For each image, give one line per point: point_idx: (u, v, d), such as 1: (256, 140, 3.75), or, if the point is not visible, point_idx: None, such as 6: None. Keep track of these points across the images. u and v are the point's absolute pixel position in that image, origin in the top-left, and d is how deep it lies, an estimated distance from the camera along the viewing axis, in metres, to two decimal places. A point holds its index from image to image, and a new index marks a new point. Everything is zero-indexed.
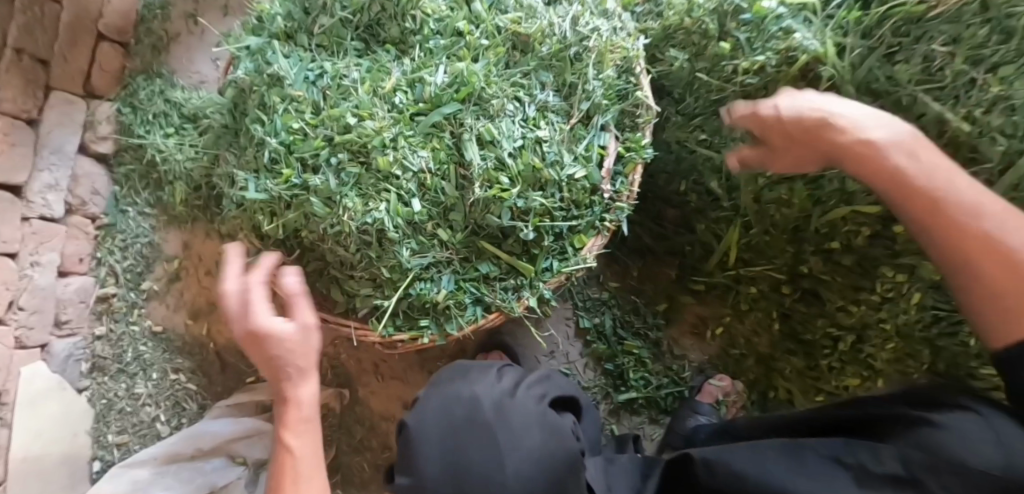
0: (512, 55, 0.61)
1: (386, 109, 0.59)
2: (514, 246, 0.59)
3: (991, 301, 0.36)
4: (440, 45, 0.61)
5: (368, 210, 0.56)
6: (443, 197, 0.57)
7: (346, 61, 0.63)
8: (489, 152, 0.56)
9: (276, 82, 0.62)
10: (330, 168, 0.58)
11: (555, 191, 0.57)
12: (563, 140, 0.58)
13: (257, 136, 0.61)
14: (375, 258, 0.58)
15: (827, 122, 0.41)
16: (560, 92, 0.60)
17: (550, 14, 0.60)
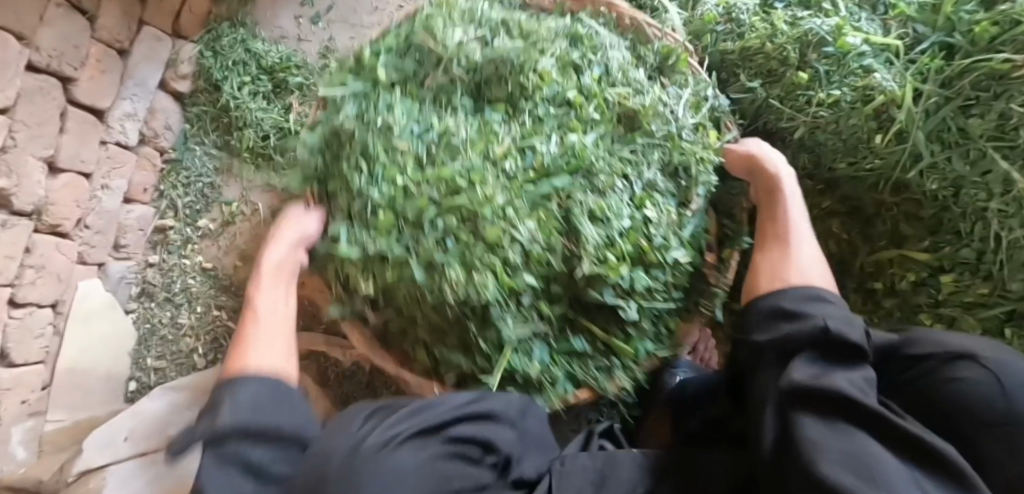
0: (618, 127, 0.62)
1: (498, 177, 0.56)
2: (612, 328, 0.59)
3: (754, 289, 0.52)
4: (549, 114, 0.60)
5: (472, 284, 0.52)
6: (550, 272, 0.56)
7: (453, 120, 0.60)
8: (600, 228, 0.55)
9: (372, 130, 0.58)
10: (433, 231, 0.54)
11: (659, 274, 0.58)
12: (669, 223, 0.59)
13: (353, 186, 0.56)
14: (474, 330, 0.54)
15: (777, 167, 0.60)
16: (663, 167, 0.62)
17: (655, 90, 0.64)
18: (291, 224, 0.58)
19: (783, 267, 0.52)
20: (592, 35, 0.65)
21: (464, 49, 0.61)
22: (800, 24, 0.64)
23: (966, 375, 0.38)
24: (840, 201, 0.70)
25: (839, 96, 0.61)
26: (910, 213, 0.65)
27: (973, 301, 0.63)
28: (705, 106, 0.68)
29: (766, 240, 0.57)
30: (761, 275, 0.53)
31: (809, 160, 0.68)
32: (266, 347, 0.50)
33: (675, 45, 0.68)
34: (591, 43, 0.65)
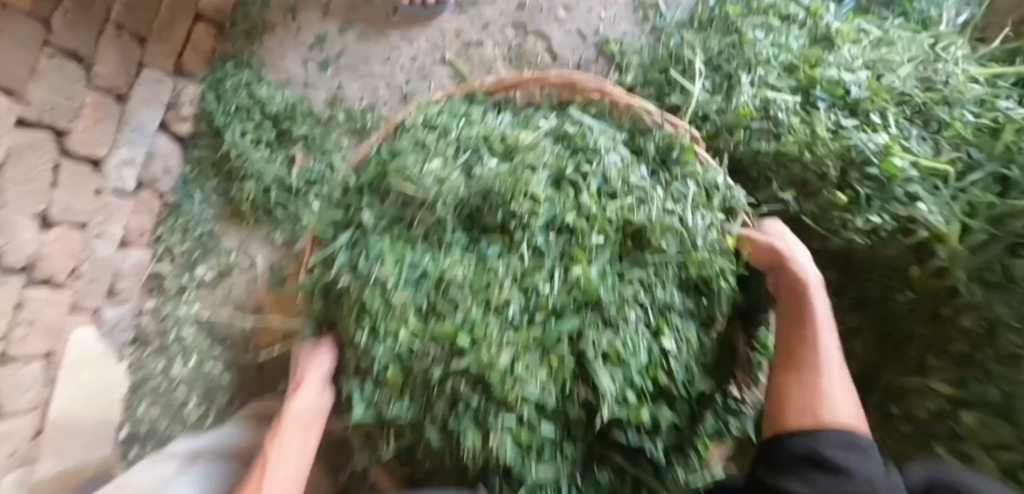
0: (625, 243, 0.70)
1: (500, 326, 0.62)
2: (643, 463, 0.67)
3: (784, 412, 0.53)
4: (548, 242, 0.67)
5: (487, 447, 0.59)
6: (566, 416, 0.63)
7: (453, 258, 0.67)
8: (617, 370, 0.62)
9: (370, 282, 0.66)
10: (444, 394, 0.60)
11: (682, 405, 0.67)
12: (688, 352, 0.67)
13: (360, 344, 0.63)
14: (493, 492, 0.62)
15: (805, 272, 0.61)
16: (678, 286, 0.68)
17: (658, 196, 0.71)
18: (315, 368, 0.67)
19: (809, 393, 0.53)
20: (581, 133, 0.76)
21: (448, 172, 0.72)
22: (843, 137, 0.62)
23: None
24: (864, 318, 0.67)
25: (879, 223, 0.58)
26: (937, 344, 0.60)
27: (998, 448, 0.55)
28: (719, 198, 0.71)
29: (791, 358, 0.58)
30: (783, 405, 0.54)
31: (835, 279, 0.67)
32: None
33: (677, 135, 0.74)
34: (582, 144, 0.75)
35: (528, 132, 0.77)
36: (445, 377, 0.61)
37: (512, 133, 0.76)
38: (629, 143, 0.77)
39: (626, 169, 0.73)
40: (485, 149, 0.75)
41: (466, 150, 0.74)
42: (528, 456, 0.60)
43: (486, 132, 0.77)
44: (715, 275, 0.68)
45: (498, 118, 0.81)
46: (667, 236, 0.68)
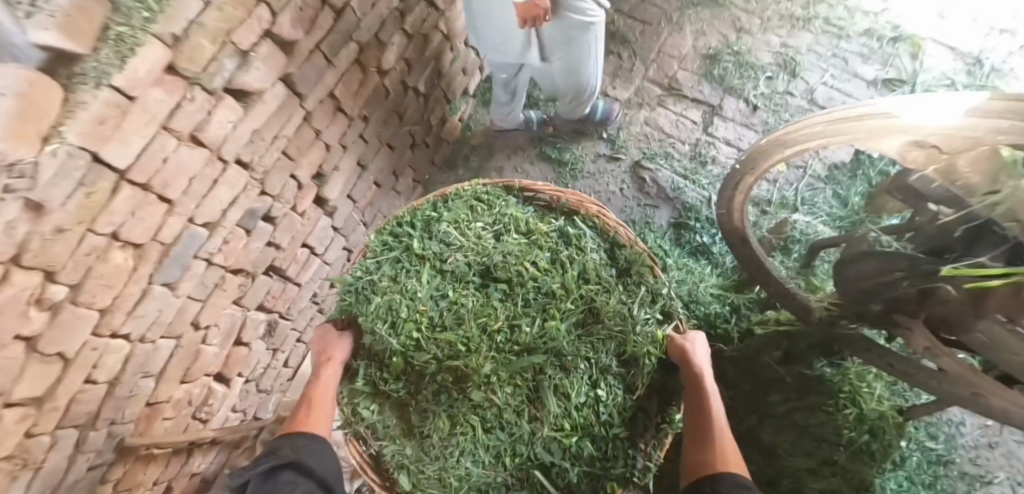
0: (588, 318, 1.11)
1: (489, 347, 1.05)
2: (557, 478, 1.02)
3: (712, 464, 0.91)
4: (535, 301, 1.11)
5: (456, 424, 1.01)
6: (517, 427, 1.01)
7: (465, 293, 1.11)
8: (561, 401, 1.02)
9: (403, 292, 1.11)
10: (437, 380, 1.04)
11: (599, 443, 1.03)
12: (614, 403, 1.04)
13: (383, 333, 1.08)
14: (448, 464, 1.00)
15: (703, 369, 1.02)
16: (617, 358, 1.08)
17: (618, 292, 1.13)
18: (340, 349, 1.08)
19: (725, 455, 0.92)
20: (580, 236, 1.20)
21: (485, 241, 1.17)
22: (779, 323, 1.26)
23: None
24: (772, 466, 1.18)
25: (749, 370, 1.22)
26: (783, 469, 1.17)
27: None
28: (661, 302, 1.13)
29: (703, 430, 0.97)
30: (705, 464, 0.93)
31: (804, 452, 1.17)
32: (327, 421, 0.97)
33: (643, 253, 1.17)
34: (579, 245, 1.18)
35: (545, 224, 1.21)
36: (438, 365, 1.04)
37: (535, 223, 1.21)
38: (607, 250, 1.20)
39: (601, 269, 1.16)
40: (512, 228, 1.19)
41: (501, 226, 1.19)
42: (470, 435, 1.00)
43: (518, 217, 1.20)
44: (642, 355, 1.06)
45: (526, 207, 1.25)
46: (614, 322, 1.09)
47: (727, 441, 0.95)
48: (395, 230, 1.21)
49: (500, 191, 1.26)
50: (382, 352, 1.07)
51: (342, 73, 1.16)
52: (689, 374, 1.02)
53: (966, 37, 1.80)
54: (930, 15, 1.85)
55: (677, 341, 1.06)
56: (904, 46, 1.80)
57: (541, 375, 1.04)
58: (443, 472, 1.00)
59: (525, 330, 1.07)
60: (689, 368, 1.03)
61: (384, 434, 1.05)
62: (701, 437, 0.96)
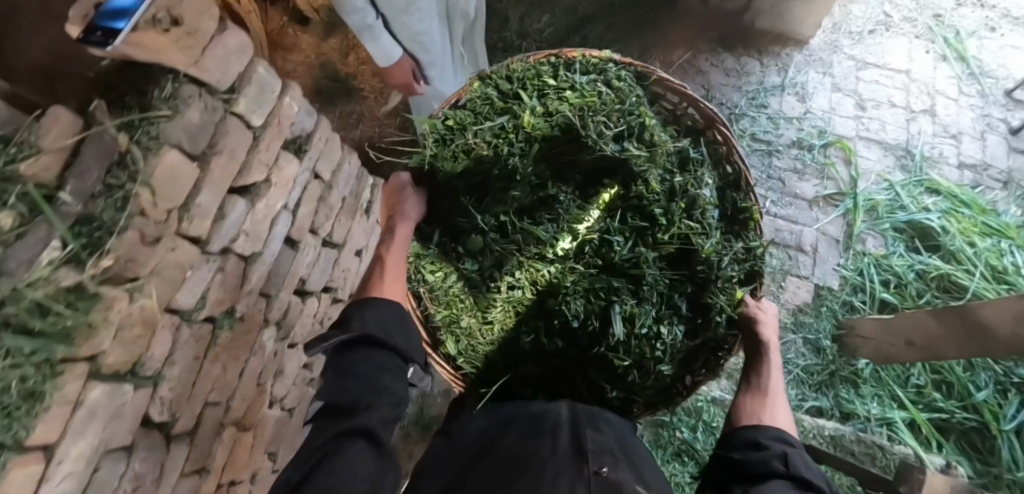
0: (677, 253, 1.06)
1: (575, 256, 1.04)
2: (602, 391, 1.03)
3: (758, 415, 0.87)
4: (630, 222, 1.05)
5: (522, 315, 1.04)
6: (576, 333, 1.03)
7: (563, 189, 1.04)
8: (627, 326, 1.01)
9: (501, 169, 1.01)
10: (515, 270, 1.03)
11: (648, 368, 1.03)
12: (672, 344, 1.04)
13: (468, 206, 1.02)
14: (503, 347, 1.05)
15: (768, 337, 0.99)
16: (688, 303, 1.07)
17: (713, 237, 1.04)
18: (413, 197, 1.00)
19: (774, 412, 0.87)
20: (698, 162, 1.08)
21: (605, 142, 1.01)
22: None
23: (798, 457, 0.78)
24: None
25: None
26: None
27: None
28: (752, 264, 1.08)
29: (753, 387, 0.92)
30: (746, 413, 0.88)
31: None
32: (393, 275, 0.92)
33: (753, 206, 1.07)
34: (694, 172, 1.07)
35: (667, 139, 1.07)
36: (522, 255, 1.03)
37: (660, 135, 1.05)
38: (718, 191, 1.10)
39: (708, 206, 1.06)
40: (635, 133, 1.04)
41: (625, 127, 1.03)
42: (533, 335, 1.03)
43: (647, 120, 1.03)
44: (716, 305, 1.03)
45: (652, 110, 1.10)
46: (701, 267, 1.04)
47: (778, 402, 0.89)
48: (502, 82, 1.04)
49: (631, 78, 1.08)
50: (462, 225, 1.03)
51: (248, 413, 1.04)
52: (754, 340, 0.99)
53: (889, 127, 1.74)
54: (850, 107, 1.76)
55: (747, 306, 1.04)
56: (835, 151, 1.72)
57: (611, 298, 1.02)
58: (495, 349, 1.05)
59: (619, 251, 1.02)
60: (755, 334, 1.00)
61: (440, 299, 1.04)
62: (749, 390, 0.92)
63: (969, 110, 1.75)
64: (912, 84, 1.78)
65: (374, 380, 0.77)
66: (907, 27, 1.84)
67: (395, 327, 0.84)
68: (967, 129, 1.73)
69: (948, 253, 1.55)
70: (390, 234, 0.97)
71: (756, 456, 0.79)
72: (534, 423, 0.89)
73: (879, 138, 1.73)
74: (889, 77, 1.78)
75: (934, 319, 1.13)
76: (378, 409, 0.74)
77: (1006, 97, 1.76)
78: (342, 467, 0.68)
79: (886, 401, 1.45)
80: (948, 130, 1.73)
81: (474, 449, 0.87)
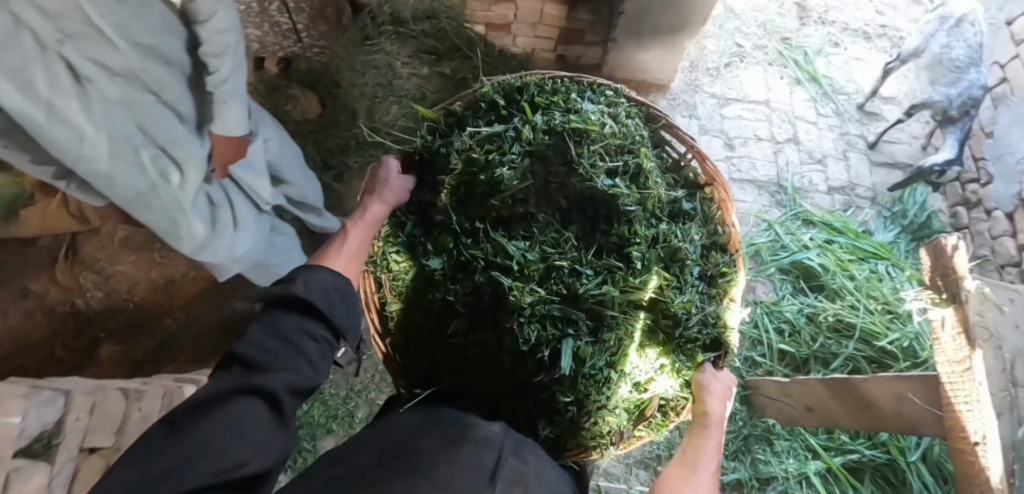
0: (647, 303, 1.03)
1: (541, 281, 0.99)
2: (539, 424, 1.00)
3: (678, 488, 0.82)
4: (605, 259, 1.02)
5: (472, 328, 1.00)
6: (525, 358, 0.98)
7: (545, 211, 1.02)
8: (578, 363, 0.99)
9: (485, 174, 0.99)
10: (475, 274, 0.98)
11: (591, 412, 1.00)
12: (619, 394, 1.02)
13: (445, 204, 1.00)
14: (447, 355, 1.01)
15: (717, 413, 0.95)
16: (648, 358, 1.04)
17: (689, 294, 1.03)
18: (397, 181, 1.02)
19: (697, 489, 0.82)
20: (689, 214, 1.06)
21: (598, 174, 0.99)
22: None
23: None
24: None
25: None
26: None
27: None
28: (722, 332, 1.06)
29: (685, 459, 0.88)
30: (668, 483, 0.83)
31: None
32: (352, 251, 0.92)
33: (734, 270, 1.06)
34: (683, 223, 1.05)
35: (662, 188, 1.05)
36: (485, 263, 0.98)
37: (656, 181, 1.03)
38: (708, 251, 1.08)
39: (688, 262, 1.04)
40: (627, 173, 1.02)
41: (620, 163, 1.01)
42: (481, 351, 0.99)
43: (645, 161, 1.02)
44: (670, 364, 1.03)
45: (655, 153, 1.07)
46: (666, 321, 1.02)
47: (705, 478, 0.85)
48: (509, 92, 1.05)
49: (641, 117, 1.08)
50: (437, 223, 1.01)
51: None
52: (702, 412, 0.96)
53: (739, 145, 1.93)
54: (719, 146, 1.92)
55: (705, 373, 1.01)
56: None
57: (563, 331, 0.99)
58: (440, 352, 1.02)
59: (586, 286, 0.98)
60: (705, 408, 0.96)
61: (398, 290, 1.04)
62: (680, 462, 0.88)
63: (830, 130, 1.97)
64: (772, 115, 1.98)
65: (296, 344, 0.76)
66: (760, 55, 2.07)
67: (338, 302, 0.83)
68: (830, 151, 1.94)
69: (830, 289, 1.62)
70: (361, 212, 0.97)
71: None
72: (451, 434, 0.86)
73: (751, 178, 1.88)
74: (751, 110, 1.97)
75: (823, 383, 1.22)
76: (293, 372, 0.72)
77: (858, 110, 1.99)
78: (236, 420, 0.64)
79: (801, 454, 1.42)
80: (813, 156, 1.93)
81: (383, 446, 0.84)
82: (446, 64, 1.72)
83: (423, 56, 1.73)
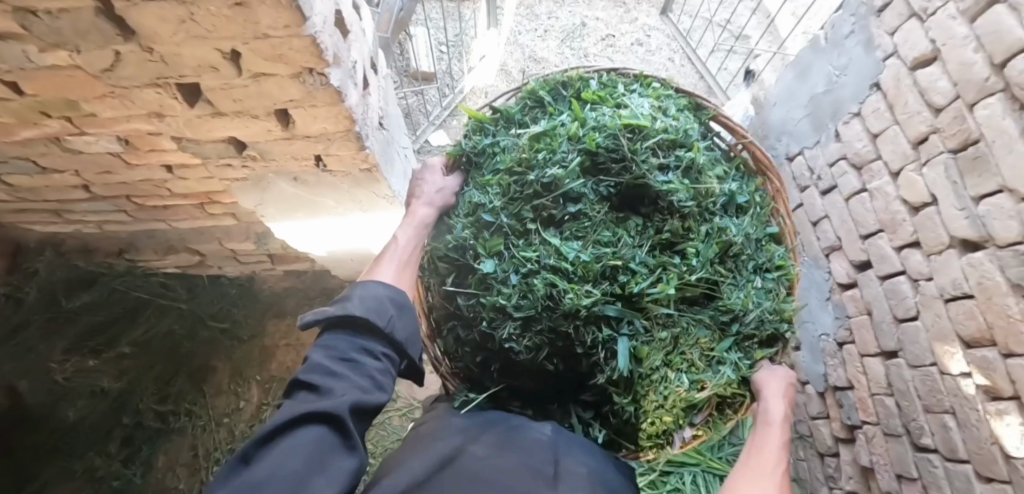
0: (703, 299, 1.02)
1: (595, 281, 0.96)
2: (592, 426, 1.00)
3: (747, 478, 0.80)
4: (660, 256, 0.99)
5: (521, 336, 0.96)
6: (580, 360, 0.97)
7: (598, 210, 0.98)
8: (635, 364, 0.97)
9: (536, 174, 0.97)
10: (524, 274, 0.96)
11: (647, 416, 0.98)
12: (676, 395, 0.99)
13: (491, 207, 0.98)
14: (495, 359, 0.99)
15: (778, 404, 0.93)
16: (705, 357, 1.01)
17: (746, 290, 1.02)
18: (445, 181, 1.01)
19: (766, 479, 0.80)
20: (746, 206, 1.04)
21: (649, 171, 0.97)
22: None
23: None
24: None
25: None
26: None
27: None
28: (780, 333, 1.03)
29: (752, 452, 0.86)
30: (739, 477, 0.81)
31: None
32: (397, 255, 0.91)
33: (791, 264, 1.04)
34: (739, 214, 1.04)
35: (716, 182, 1.02)
36: (538, 265, 0.96)
37: (709, 175, 1.01)
38: (763, 243, 1.06)
39: (742, 257, 1.03)
40: (681, 171, 1.00)
41: (672, 159, 0.99)
42: (534, 352, 0.96)
43: (697, 158, 0.99)
44: (729, 361, 1.01)
45: (706, 144, 1.05)
46: (724, 315, 1.01)
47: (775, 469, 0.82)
48: (554, 93, 1.04)
49: (690, 109, 1.05)
50: (487, 224, 0.99)
51: None
52: (763, 407, 0.93)
53: None
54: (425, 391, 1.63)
55: (764, 367, 1.00)
56: None
57: (618, 330, 0.97)
58: (491, 355, 1.00)
59: (643, 284, 0.96)
60: (766, 401, 0.94)
61: (440, 291, 1.02)
62: (747, 456, 0.86)
63: None
64: None
65: (353, 361, 0.74)
66: None
67: (393, 312, 0.82)
68: None
69: None
70: (408, 215, 0.96)
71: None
72: (507, 438, 0.86)
73: None
74: None
75: None
76: (354, 391, 0.70)
77: None
78: (301, 450, 0.63)
79: None
80: None
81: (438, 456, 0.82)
82: (118, 345, 1.67)
83: (84, 347, 1.64)
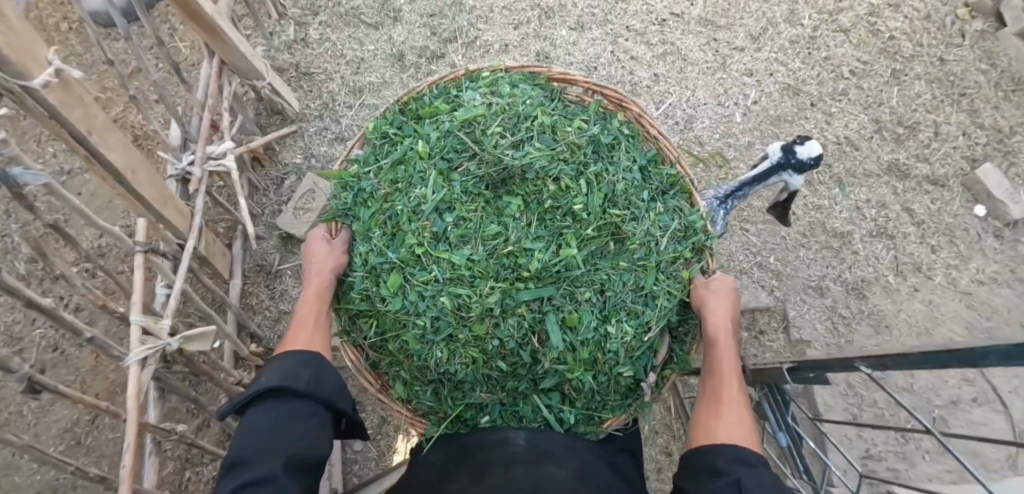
0: (611, 245, 0.99)
1: (497, 273, 0.96)
2: (557, 407, 0.99)
3: (703, 427, 0.83)
4: (551, 223, 0.98)
5: (452, 355, 0.95)
6: (518, 356, 0.96)
7: (475, 209, 0.99)
8: (570, 335, 0.96)
9: (406, 201, 1.00)
10: (430, 299, 0.96)
11: (602, 375, 0.98)
12: (624, 346, 0.97)
13: (380, 249, 1.00)
14: (443, 388, 0.99)
15: (722, 322, 0.91)
16: (638, 295, 0.98)
17: (648, 219, 1.01)
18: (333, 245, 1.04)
19: (726, 423, 0.81)
20: (614, 144, 1.05)
21: (502, 150, 0.99)
22: None
23: (747, 479, 0.69)
24: None
25: None
26: None
27: None
28: (696, 239, 1.02)
29: (708, 396, 0.88)
30: (703, 427, 0.83)
31: None
32: (304, 330, 0.93)
33: (682, 178, 1.05)
34: (609, 154, 1.04)
35: (575, 131, 1.03)
36: (439, 284, 0.96)
37: (565, 129, 1.03)
38: (648, 170, 1.05)
39: (631, 192, 1.02)
40: (536, 137, 1.01)
41: (522, 133, 1.00)
42: (471, 366, 0.96)
43: (546, 123, 1.01)
44: (661, 292, 0.98)
45: (553, 103, 1.06)
46: (638, 253, 0.99)
47: (733, 404, 0.85)
48: (394, 125, 1.07)
49: (525, 81, 1.08)
50: (382, 267, 1.00)
51: None
52: (710, 329, 0.92)
53: None
54: None
55: (702, 283, 0.98)
56: None
57: (541, 309, 0.96)
58: (436, 385, 1.00)
59: (543, 258, 0.95)
60: (713, 319, 0.92)
61: (371, 346, 1.04)
62: (703, 398, 0.89)
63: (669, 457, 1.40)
64: None
65: (285, 428, 0.75)
66: None
67: (308, 376, 0.83)
68: None
69: None
70: (308, 290, 0.99)
71: (712, 484, 0.71)
72: (478, 467, 0.90)
73: None
74: None
75: None
76: (288, 449, 0.72)
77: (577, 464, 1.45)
78: None
79: None
80: None
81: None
82: None
83: None
